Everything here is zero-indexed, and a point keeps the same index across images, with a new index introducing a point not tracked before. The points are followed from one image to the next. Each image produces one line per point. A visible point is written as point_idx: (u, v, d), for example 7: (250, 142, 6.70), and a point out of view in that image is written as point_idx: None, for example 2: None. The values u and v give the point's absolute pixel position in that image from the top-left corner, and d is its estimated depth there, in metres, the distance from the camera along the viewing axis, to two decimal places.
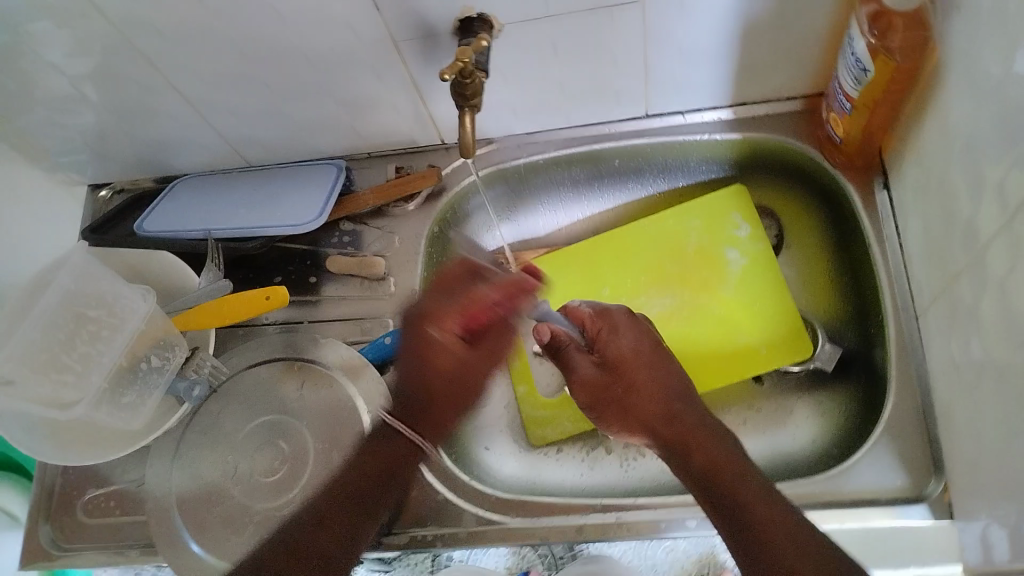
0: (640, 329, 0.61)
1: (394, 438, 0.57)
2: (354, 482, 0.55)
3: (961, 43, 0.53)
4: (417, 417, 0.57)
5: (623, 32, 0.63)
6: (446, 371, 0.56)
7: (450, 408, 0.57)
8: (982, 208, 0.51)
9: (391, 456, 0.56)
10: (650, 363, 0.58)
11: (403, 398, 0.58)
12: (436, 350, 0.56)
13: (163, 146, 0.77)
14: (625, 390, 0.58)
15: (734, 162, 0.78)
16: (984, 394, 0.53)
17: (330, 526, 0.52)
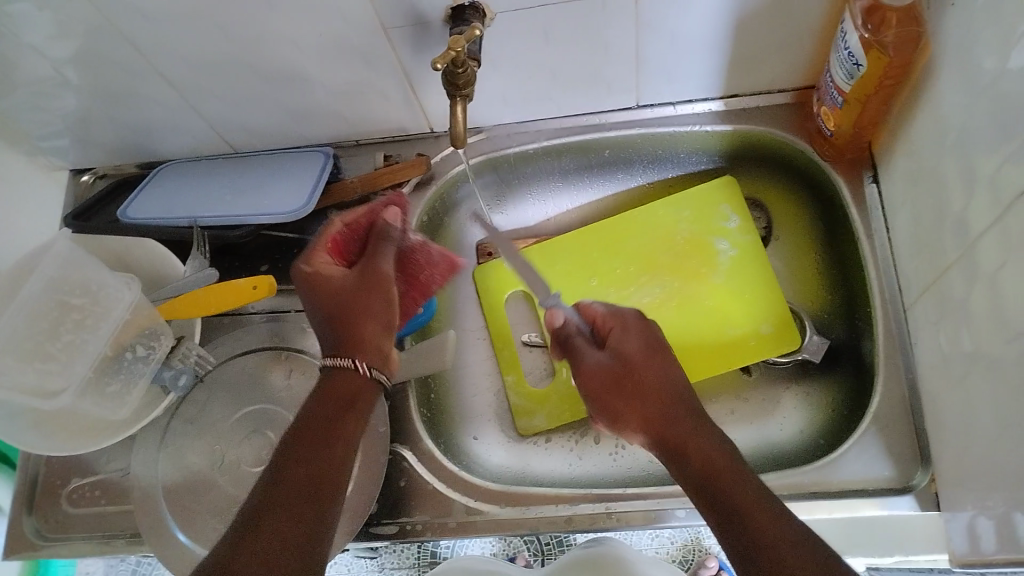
0: (652, 335, 0.59)
1: (331, 370, 0.52)
2: (312, 420, 0.49)
3: (953, 38, 0.53)
4: (336, 332, 0.54)
5: (617, 21, 0.62)
6: (333, 294, 0.55)
7: (371, 314, 0.55)
8: (973, 202, 0.51)
9: (319, 414, 0.50)
10: (657, 367, 0.56)
11: (323, 333, 0.55)
12: (317, 275, 0.57)
13: (148, 131, 0.76)
14: (621, 391, 0.56)
15: (724, 153, 0.78)
16: (971, 387, 0.53)
17: (282, 513, 0.43)
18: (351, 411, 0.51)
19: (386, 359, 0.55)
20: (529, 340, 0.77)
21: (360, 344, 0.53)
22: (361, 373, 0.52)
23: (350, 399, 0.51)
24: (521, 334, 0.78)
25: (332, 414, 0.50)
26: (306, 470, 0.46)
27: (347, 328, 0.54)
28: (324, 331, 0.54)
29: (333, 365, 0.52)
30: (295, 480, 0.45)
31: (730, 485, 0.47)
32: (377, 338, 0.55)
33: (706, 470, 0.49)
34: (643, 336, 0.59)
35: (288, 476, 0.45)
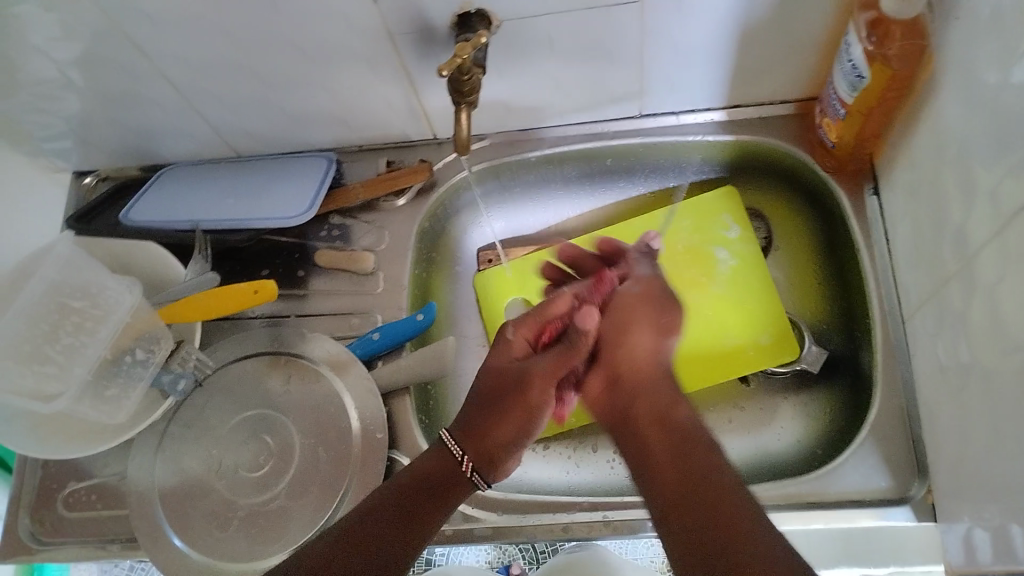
0: (657, 290, 0.61)
1: (438, 449, 0.56)
2: (399, 494, 0.53)
3: (956, 53, 0.53)
4: (476, 452, 0.56)
5: (621, 31, 0.63)
6: (492, 367, 0.59)
7: (507, 419, 0.57)
8: (974, 215, 0.52)
9: (409, 497, 0.53)
10: (651, 324, 0.59)
11: (467, 410, 0.57)
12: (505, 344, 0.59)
13: (150, 134, 0.75)
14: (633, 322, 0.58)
15: (726, 163, 0.78)
16: (970, 399, 0.54)
17: (349, 564, 0.48)
18: (448, 498, 0.54)
19: (495, 466, 0.57)
20: None
21: (496, 458, 0.57)
22: (464, 469, 0.55)
23: (446, 488, 0.54)
24: None
25: (417, 503, 0.53)
26: (358, 552, 0.49)
27: (491, 467, 0.57)
28: (462, 422, 0.57)
29: (445, 441, 0.56)
30: (385, 542, 0.50)
31: (713, 496, 0.46)
32: (500, 446, 0.57)
33: (697, 474, 0.47)
34: (648, 301, 0.60)
35: (367, 538, 0.50)
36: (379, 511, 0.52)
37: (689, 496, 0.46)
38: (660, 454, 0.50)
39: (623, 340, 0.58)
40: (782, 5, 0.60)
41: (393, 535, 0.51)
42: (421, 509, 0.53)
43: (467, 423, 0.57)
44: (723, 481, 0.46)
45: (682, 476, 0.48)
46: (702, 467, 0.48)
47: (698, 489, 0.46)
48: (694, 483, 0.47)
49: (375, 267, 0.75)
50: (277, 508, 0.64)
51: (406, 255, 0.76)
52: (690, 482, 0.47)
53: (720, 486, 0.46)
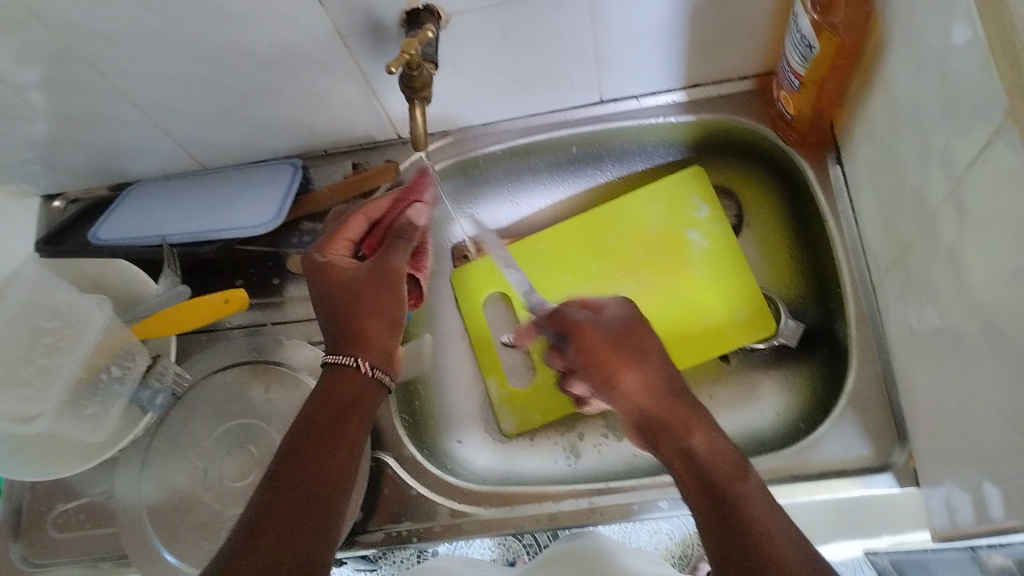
0: (607, 325, 0.60)
1: (334, 369, 0.54)
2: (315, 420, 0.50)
3: (899, 19, 0.53)
4: (350, 348, 0.54)
5: (574, 17, 0.63)
6: (337, 283, 0.56)
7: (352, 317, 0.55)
8: (930, 177, 0.52)
9: (304, 447, 0.48)
10: (632, 370, 0.57)
11: (330, 336, 0.56)
12: (329, 263, 0.58)
13: (114, 153, 0.76)
14: (613, 363, 0.58)
15: (691, 144, 0.78)
16: (939, 360, 0.54)
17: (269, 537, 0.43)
18: (343, 399, 0.52)
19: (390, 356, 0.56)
20: (507, 341, 0.78)
21: (385, 352, 0.55)
22: (363, 371, 0.53)
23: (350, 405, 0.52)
24: (499, 335, 0.78)
25: (333, 423, 0.51)
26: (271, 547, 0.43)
27: (359, 347, 0.54)
28: (330, 339, 0.55)
29: (332, 361, 0.54)
30: (319, 468, 0.48)
31: (730, 480, 0.46)
32: (380, 337, 0.55)
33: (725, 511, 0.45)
34: (615, 347, 0.58)
35: (307, 469, 0.47)
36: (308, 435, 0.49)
37: (722, 517, 0.45)
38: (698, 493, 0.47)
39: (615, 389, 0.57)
40: None
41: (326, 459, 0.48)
42: (342, 431, 0.51)
43: (331, 329, 0.55)
44: (738, 484, 0.46)
45: (692, 471, 0.49)
46: (715, 460, 0.48)
47: (718, 479, 0.47)
48: (703, 471, 0.48)
49: None
50: None
51: None
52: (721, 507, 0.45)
53: (738, 482, 0.46)
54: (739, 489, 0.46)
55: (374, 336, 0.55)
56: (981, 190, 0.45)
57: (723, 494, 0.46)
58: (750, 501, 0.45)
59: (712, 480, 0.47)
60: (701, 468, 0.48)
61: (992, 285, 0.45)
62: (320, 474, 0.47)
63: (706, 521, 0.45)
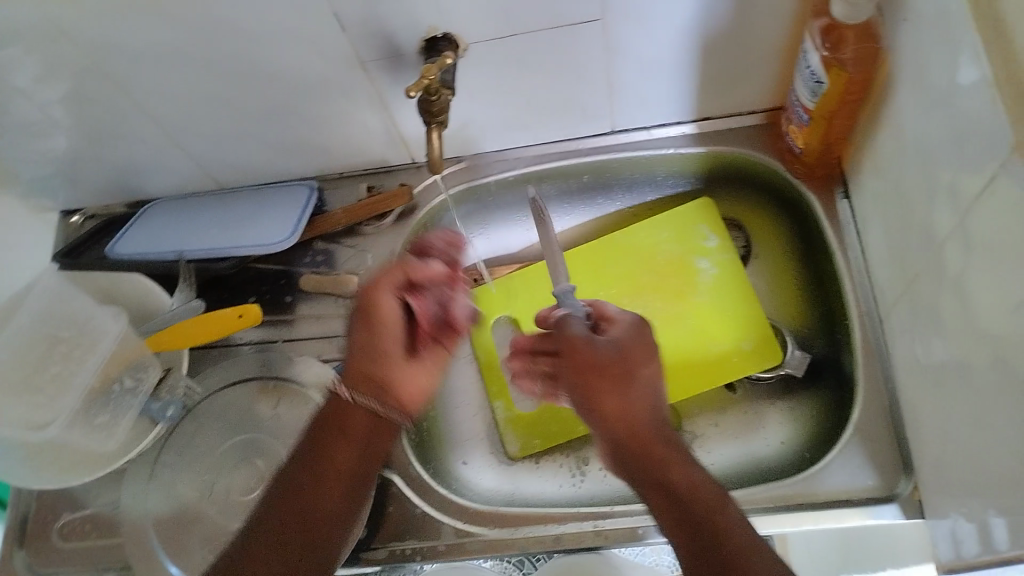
0: (603, 337, 0.55)
1: (333, 395, 0.60)
2: (307, 465, 0.57)
3: (907, 56, 0.55)
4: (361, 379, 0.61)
5: (589, 48, 0.64)
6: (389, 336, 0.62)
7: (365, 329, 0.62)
8: (936, 209, 0.53)
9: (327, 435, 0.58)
10: (620, 392, 0.52)
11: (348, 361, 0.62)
12: (379, 311, 0.62)
13: (135, 169, 0.77)
14: (597, 381, 0.53)
15: (702, 176, 0.80)
16: (946, 391, 0.54)
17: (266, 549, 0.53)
18: (352, 433, 0.59)
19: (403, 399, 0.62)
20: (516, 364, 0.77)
21: (387, 386, 0.61)
22: (345, 398, 0.59)
23: (341, 420, 0.59)
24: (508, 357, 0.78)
25: (331, 441, 0.58)
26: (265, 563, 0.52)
27: (372, 387, 0.61)
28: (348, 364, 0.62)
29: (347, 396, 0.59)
30: (307, 500, 0.55)
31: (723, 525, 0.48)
32: (388, 368, 0.62)
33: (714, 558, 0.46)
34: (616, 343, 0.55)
35: (296, 509, 0.55)
36: (303, 484, 0.56)
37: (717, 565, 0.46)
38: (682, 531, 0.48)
39: (598, 401, 0.52)
40: (740, 15, 0.62)
41: (326, 504, 0.56)
42: (330, 450, 0.58)
43: (359, 368, 0.61)
44: (732, 534, 0.47)
45: (684, 517, 0.49)
46: (707, 504, 0.49)
47: (715, 524, 0.48)
48: (700, 521, 0.48)
49: None
50: None
51: None
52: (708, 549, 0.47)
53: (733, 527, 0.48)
54: (731, 539, 0.47)
55: (395, 393, 0.61)
56: (987, 221, 0.46)
57: (723, 549, 0.46)
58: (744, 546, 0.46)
59: (710, 527, 0.47)
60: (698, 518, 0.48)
61: (996, 315, 0.46)
62: (291, 516, 0.54)
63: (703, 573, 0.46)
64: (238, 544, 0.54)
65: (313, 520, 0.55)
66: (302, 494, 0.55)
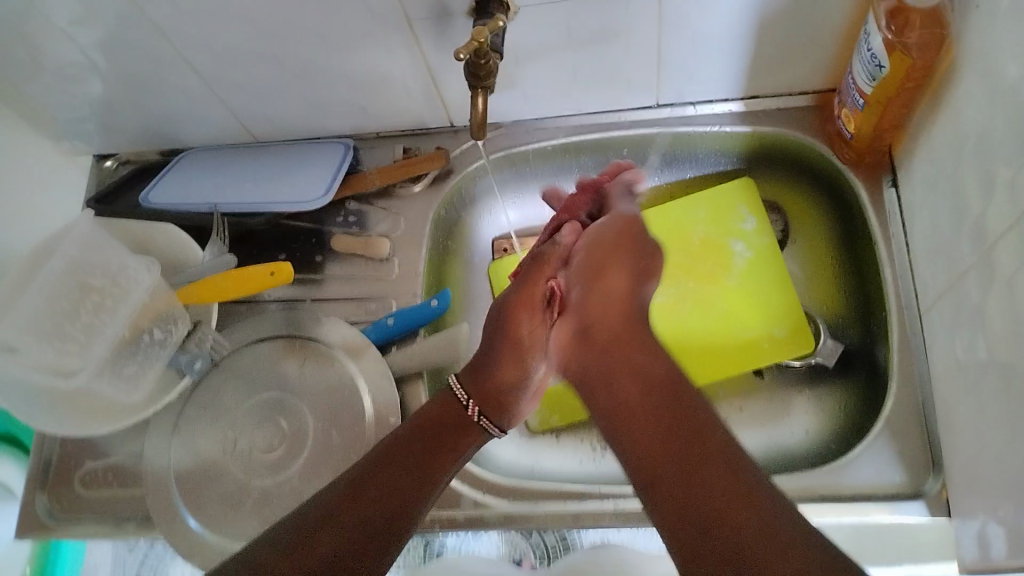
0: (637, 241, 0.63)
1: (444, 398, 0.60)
2: (401, 447, 0.55)
3: (976, 45, 0.53)
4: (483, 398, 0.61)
5: (641, 18, 0.63)
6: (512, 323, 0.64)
7: (512, 362, 0.63)
8: (994, 206, 0.51)
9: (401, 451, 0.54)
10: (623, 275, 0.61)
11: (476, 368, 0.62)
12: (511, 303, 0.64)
13: (169, 118, 0.76)
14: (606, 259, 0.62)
15: (744, 155, 0.78)
16: (985, 393, 0.53)
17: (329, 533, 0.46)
18: (453, 439, 0.58)
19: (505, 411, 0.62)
20: None
21: (505, 402, 0.62)
22: (471, 415, 0.60)
23: (455, 433, 0.58)
24: None
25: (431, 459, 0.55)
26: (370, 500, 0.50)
27: (501, 411, 0.62)
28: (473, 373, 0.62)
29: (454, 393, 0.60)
30: (400, 492, 0.52)
31: (725, 464, 0.43)
32: (496, 388, 0.62)
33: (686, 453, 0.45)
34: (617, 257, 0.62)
35: (385, 481, 0.51)
36: (390, 458, 0.53)
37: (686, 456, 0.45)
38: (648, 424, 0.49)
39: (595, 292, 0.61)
40: None
41: (409, 482, 0.52)
42: (433, 458, 0.55)
43: (480, 384, 0.62)
44: (708, 470, 0.43)
45: (657, 413, 0.49)
46: (693, 431, 0.46)
47: (700, 453, 0.44)
48: (694, 459, 0.44)
49: (391, 253, 0.76)
50: (289, 491, 0.65)
51: (422, 241, 0.76)
52: (670, 440, 0.46)
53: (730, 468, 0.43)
54: (694, 423, 0.47)
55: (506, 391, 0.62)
56: None
57: (685, 435, 0.46)
58: (724, 487, 0.42)
59: (701, 464, 0.44)
60: (686, 464, 0.44)
61: None
62: (400, 489, 0.52)
63: (681, 519, 0.42)
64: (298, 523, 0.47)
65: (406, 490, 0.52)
66: (388, 488, 0.51)
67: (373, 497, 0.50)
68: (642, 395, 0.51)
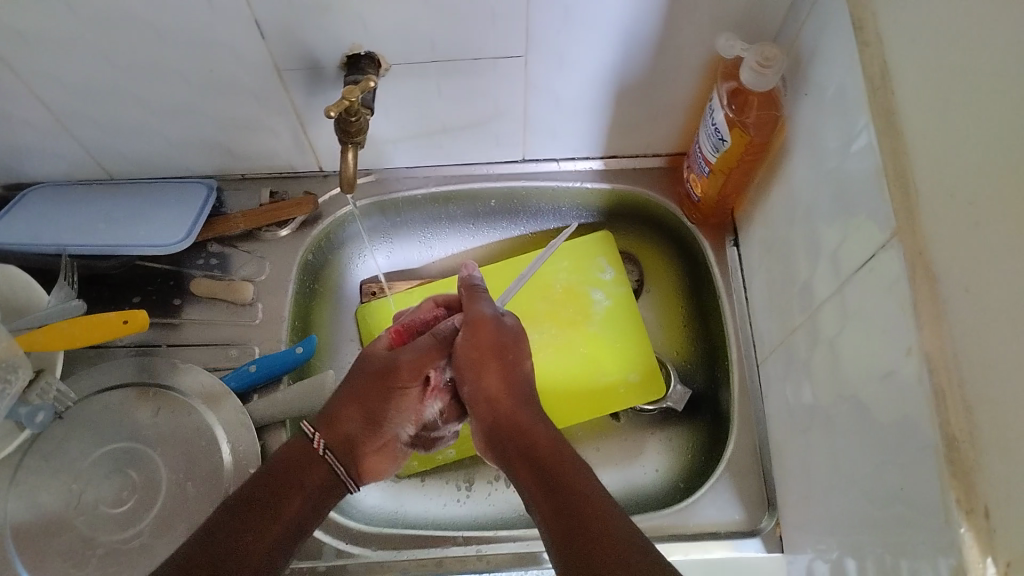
0: (505, 330, 0.62)
1: (295, 438, 0.58)
2: (257, 490, 0.53)
3: (802, 127, 0.59)
4: (335, 438, 0.59)
5: (506, 80, 0.66)
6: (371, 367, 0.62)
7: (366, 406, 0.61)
8: (818, 272, 0.57)
9: (267, 488, 0.54)
10: (503, 372, 0.61)
11: (327, 418, 0.60)
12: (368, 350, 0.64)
13: (16, 151, 0.72)
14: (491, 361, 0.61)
15: (602, 210, 0.83)
16: (812, 439, 0.59)
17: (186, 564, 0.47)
18: (308, 483, 0.56)
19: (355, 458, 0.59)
20: None
21: (355, 450, 0.60)
22: (318, 450, 0.57)
23: (308, 471, 0.56)
24: None
25: (280, 491, 0.54)
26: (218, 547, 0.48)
27: (349, 456, 0.59)
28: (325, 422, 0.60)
29: (304, 432, 0.58)
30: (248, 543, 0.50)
31: (576, 494, 0.50)
32: (350, 423, 0.60)
33: (564, 494, 0.50)
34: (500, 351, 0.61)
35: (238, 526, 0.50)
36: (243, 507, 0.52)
37: (564, 509, 0.49)
38: (545, 497, 0.51)
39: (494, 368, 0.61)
40: (654, 68, 0.65)
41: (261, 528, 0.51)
42: (283, 498, 0.53)
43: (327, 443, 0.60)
44: (588, 496, 0.50)
45: (550, 479, 0.52)
46: (574, 494, 0.50)
47: (582, 508, 0.49)
48: (559, 484, 0.51)
49: (254, 297, 0.74)
50: (140, 546, 0.62)
51: (286, 287, 0.75)
52: (553, 486, 0.51)
53: (591, 497, 0.49)
54: (591, 506, 0.49)
55: (341, 430, 0.59)
56: (861, 292, 0.50)
57: (579, 501, 0.49)
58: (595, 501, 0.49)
59: (561, 483, 0.51)
60: (541, 459, 0.54)
61: (862, 376, 0.50)
62: (253, 534, 0.50)
63: (556, 516, 0.49)
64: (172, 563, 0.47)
65: (259, 539, 0.50)
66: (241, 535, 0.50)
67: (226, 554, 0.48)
68: (525, 448, 0.56)
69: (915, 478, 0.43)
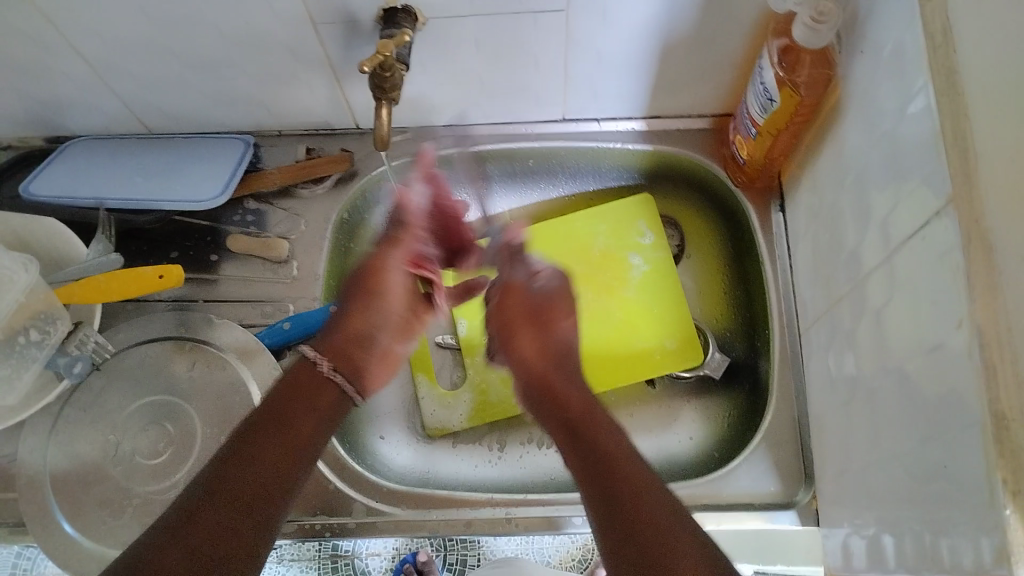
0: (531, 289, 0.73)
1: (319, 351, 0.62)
2: (278, 411, 0.53)
3: (857, 87, 0.56)
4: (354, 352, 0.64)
5: (546, 36, 0.63)
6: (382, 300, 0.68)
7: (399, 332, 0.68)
8: (867, 240, 0.55)
9: (284, 410, 0.54)
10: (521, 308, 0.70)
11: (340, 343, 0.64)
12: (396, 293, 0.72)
13: (56, 104, 0.72)
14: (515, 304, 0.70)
15: (645, 172, 0.80)
16: (852, 413, 0.57)
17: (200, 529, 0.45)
18: (323, 400, 0.56)
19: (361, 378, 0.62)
20: (443, 342, 0.78)
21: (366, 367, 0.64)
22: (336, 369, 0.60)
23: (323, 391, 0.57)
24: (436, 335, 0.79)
25: (279, 424, 0.52)
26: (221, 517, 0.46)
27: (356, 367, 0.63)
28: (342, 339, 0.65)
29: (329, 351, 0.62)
30: (260, 467, 0.49)
31: (609, 460, 0.51)
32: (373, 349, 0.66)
33: (597, 462, 0.51)
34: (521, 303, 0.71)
35: (247, 462, 0.49)
36: (225, 471, 0.48)
37: (597, 474, 0.51)
38: (577, 459, 0.53)
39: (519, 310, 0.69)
40: (701, 24, 0.62)
41: (270, 454, 0.50)
42: (296, 419, 0.53)
43: (333, 341, 0.63)
44: (619, 461, 0.51)
45: (581, 448, 0.53)
46: (608, 456, 0.52)
47: (618, 472, 0.50)
48: (591, 452, 0.53)
49: (289, 255, 0.74)
50: (174, 497, 0.63)
51: (321, 244, 0.75)
52: (585, 455, 0.53)
53: (619, 460, 0.51)
54: (624, 467, 0.50)
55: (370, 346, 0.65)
56: (912, 262, 0.48)
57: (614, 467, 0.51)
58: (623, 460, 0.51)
59: (595, 450, 0.53)
60: (575, 427, 0.55)
61: (908, 349, 0.48)
62: (264, 473, 0.49)
63: (577, 465, 0.53)
64: (159, 531, 0.45)
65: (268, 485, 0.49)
66: (252, 460, 0.49)
67: (238, 485, 0.48)
68: (561, 417, 0.58)
69: (958, 458, 0.42)
